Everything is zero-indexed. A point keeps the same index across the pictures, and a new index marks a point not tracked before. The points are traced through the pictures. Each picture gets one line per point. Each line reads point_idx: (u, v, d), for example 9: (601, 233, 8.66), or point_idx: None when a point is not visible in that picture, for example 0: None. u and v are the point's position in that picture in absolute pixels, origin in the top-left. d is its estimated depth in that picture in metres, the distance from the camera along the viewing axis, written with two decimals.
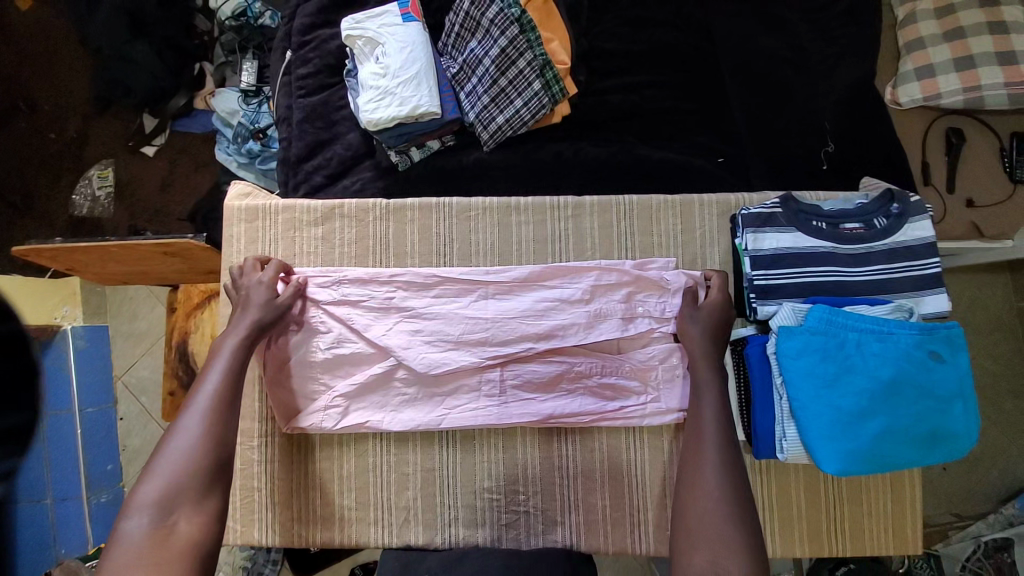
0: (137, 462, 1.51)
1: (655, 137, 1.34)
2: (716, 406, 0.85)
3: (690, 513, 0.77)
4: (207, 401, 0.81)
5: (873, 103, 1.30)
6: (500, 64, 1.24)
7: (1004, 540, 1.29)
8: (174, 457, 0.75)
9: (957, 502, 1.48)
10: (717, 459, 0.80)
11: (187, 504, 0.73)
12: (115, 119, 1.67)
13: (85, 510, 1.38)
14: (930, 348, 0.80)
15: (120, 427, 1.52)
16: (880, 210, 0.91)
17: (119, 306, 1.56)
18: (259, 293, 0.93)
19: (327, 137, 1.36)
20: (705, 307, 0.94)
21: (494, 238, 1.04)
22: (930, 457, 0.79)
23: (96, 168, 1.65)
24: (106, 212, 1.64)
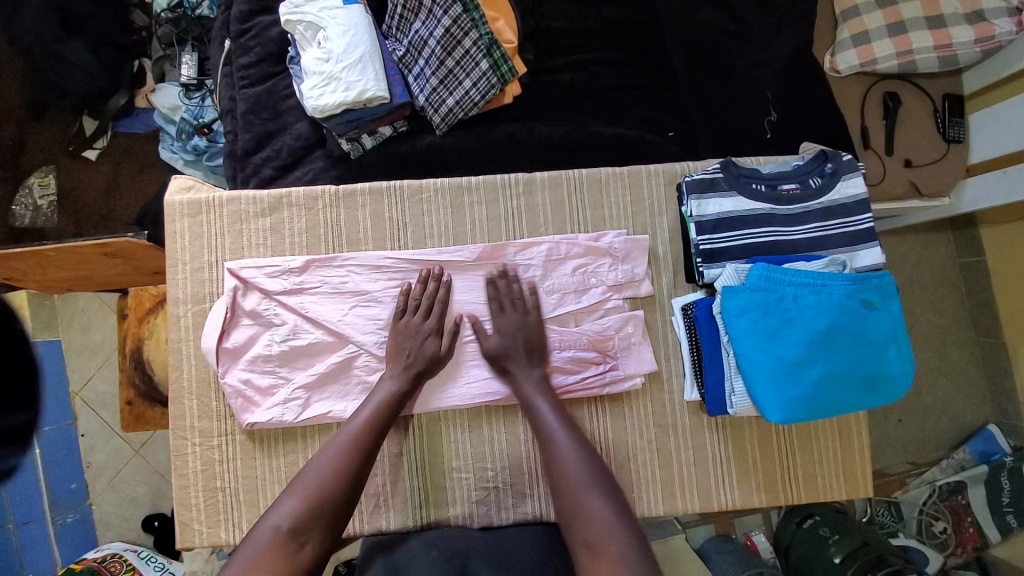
0: (102, 479, 1.46)
1: (607, 114, 1.35)
2: (535, 386, 0.92)
3: (582, 518, 0.74)
4: (353, 431, 0.84)
5: (813, 71, 1.35)
6: (446, 44, 1.23)
7: (959, 483, 1.41)
8: (316, 476, 0.78)
9: (912, 451, 1.57)
10: (585, 464, 0.80)
11: (319, 525, 0.75)
12: (52, 123, 1.58)
13: (49, 532, 1.39)
14: (863, 296, 0.82)
15: (82, 444, 1.47)
16: (815, 170, 0.95)
17: (70, 320, 1.49)
18: (420, 324, 0.95)
19: (275, 128, 1.34)
20: (509, 327, 0.96)
21: (446, 219, 1.03)
22: (869, 399, 0.82)
23: (36, 176, 1.58)
24: (50, 221, 1.57)
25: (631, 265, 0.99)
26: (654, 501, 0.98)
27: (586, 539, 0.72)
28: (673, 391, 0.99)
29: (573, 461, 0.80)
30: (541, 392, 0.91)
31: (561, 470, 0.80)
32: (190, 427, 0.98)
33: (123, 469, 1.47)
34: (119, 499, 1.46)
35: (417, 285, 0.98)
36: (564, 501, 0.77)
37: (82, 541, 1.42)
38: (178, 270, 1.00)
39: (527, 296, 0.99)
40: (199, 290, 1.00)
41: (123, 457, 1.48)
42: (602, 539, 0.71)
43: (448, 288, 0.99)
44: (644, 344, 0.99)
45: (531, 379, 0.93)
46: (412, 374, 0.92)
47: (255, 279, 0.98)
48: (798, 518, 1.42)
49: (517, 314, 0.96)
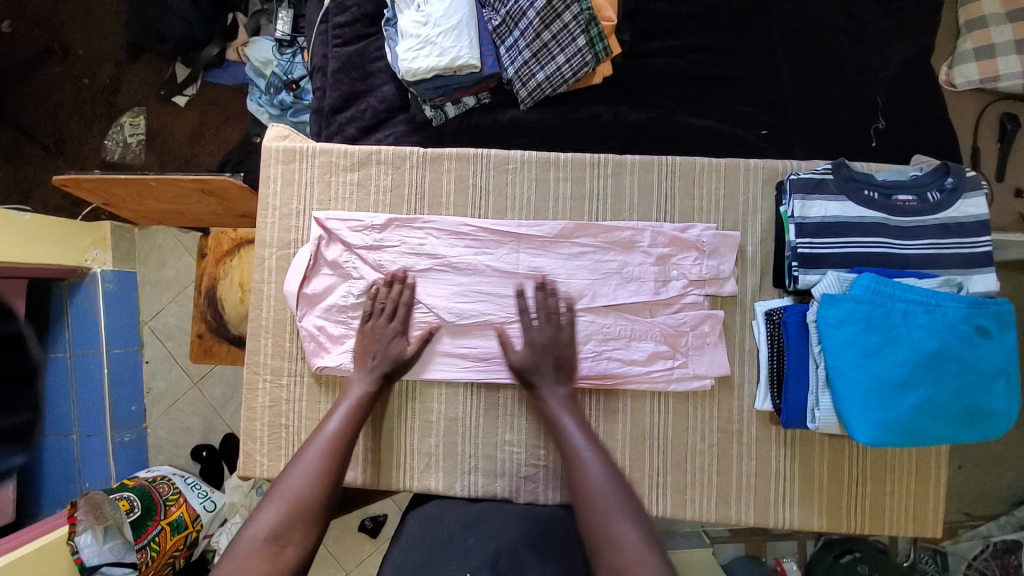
0: (161, 405, 1.57)
1: (698, 105, 1.31)
2: (561, 401, 0.87)
3: (611, 545, 0.68)
4: (329, 438, 0.82)
5: (928, 81, 1.26)
6: (545, 16, 1.20)
7: (1015, 543, 1.30)
8: (296, 483, 0.75)
9: (971, 502, 1.47)
10: (609, 486, 0.74)
11: (301, 529, 0.72)
12: (148, 66, 1.67)
13: (109, 448, 1.44)
14: (978, 322, 0.76)
15: (145, 370, 1.58)
16: (934, 184, 0.88)
17: (147, 254, 1.59)
18: (384, 326, 0.95)
19: (362, 88, 1.36)
20: (540, 340, 0.91)
21: (530, 193, 1.01)
22: (969, 433, 0.76)
23: (128, 115, 1.66)
24: (137, 159, 1.66)
25: (718, 261, 0.96)
26: (707, 505, 0.96)
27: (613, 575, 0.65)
28: (743, 397, 0.96)
29: (599, 486, 0.74)
30: (571, 413, 0.85)
31: (586, 492, 0.74)
32: (263, 363, 1.02)
33: (179, 399, 1.56)
34: (173, 427, 1.56)
35: (383, 288, 0.97)
36: (591, 521, 0.71)
37: (135, 460, 1.51)
38: (267, 214, 1.04)
39: (562, 312, 0.94)
40: (285, 235, 1.03)
41: (181, 388, 1.57)
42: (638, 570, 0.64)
43: (413, 292, 0.98)
44: (721, 345, 0.95)
45: (558, 399, 0.87)
46: (379, 375, 0.92)
47: (340, 232, 1.00)
48: (835, 552, 1.34)
49: (550, 328, 0.92)
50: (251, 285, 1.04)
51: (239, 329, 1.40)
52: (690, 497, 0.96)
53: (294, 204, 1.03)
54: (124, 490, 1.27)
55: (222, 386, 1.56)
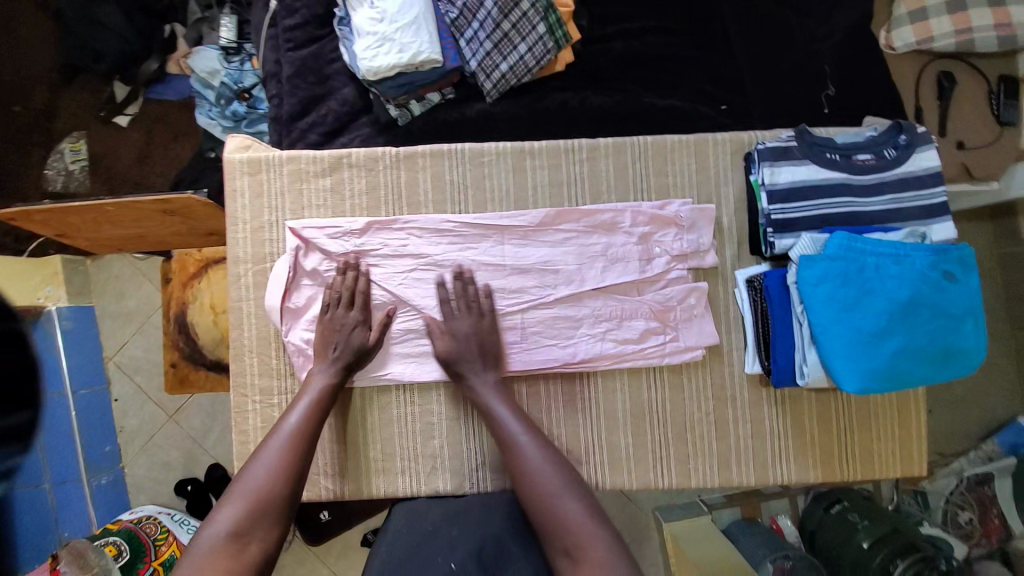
0: (136, 443, 1.49)
1: (659, 86, 1.33)
2: (490, 383, 0.93)
3: (555, 523, 0.77)
4: (289, 434, 0.85)
5: (871, 45, 1.32)
6: (504, 6, 1.20)
7: (986, 474, 1.42)
8: (255, 483, 0.79)
9: (942, 442, 1.58)
10: (550, 468, 0.82)
11: (263, 526, 0.76)
12: (84, 88, 1.57)
13: (86, 492, 1.37)
14: (944, 268, 0.80)
15: (115, 408, 1.49)
16: (889, 141, 0.93)
17: (104, 286, 1.50)
18: (344, 315, 0.94)
19: (321, 92, 1.33)
20: (462, 331, 0.94)
21: (508, 183, 1.01)
22: (944, 371, 0.81)
23: (67, 141, 1.56)
24: (82, 187, 1.56)
25: (697, 235, 0.98)
26: (709, 471, 0.99)
27: (563, 546, 0.75)
28: (733, 363, 0.99)
29: (541, 467, 0.82)
30: (502, 399, 0.91)
31: (529, 476, 0.82)
32: (250, 385, 0.99)
33: (157, 434, 1.49)
34: (154, 464, 1.48)
35: (337, 277, 0.96)
36: (534, 499, 0.80)
37: (115, 503, 1.44)
38: (237, 228, 0.99)
39: (483, 300, 0.97)
40: (259, 250, 1.00)
41: (157, 423, 1.49)
42: (579, 546, 0.74)
43: (368, 280, 0.97)
44: (708, 316, 0.98)
45: (487, 386, 0.92)
46: (340, 366, 0.92)
47: (317, 240, 0.97)
48: (825, 505, 1.43)
49: (469, 318, 0.94)
50: (228, 305, 1.00)
51: (215, 354, 1.34)
52: (694, 465, 0.99)
53: (265, 217, 1.00)
54: (108, 536, 1.24)
55: (202, 415, 1.50)
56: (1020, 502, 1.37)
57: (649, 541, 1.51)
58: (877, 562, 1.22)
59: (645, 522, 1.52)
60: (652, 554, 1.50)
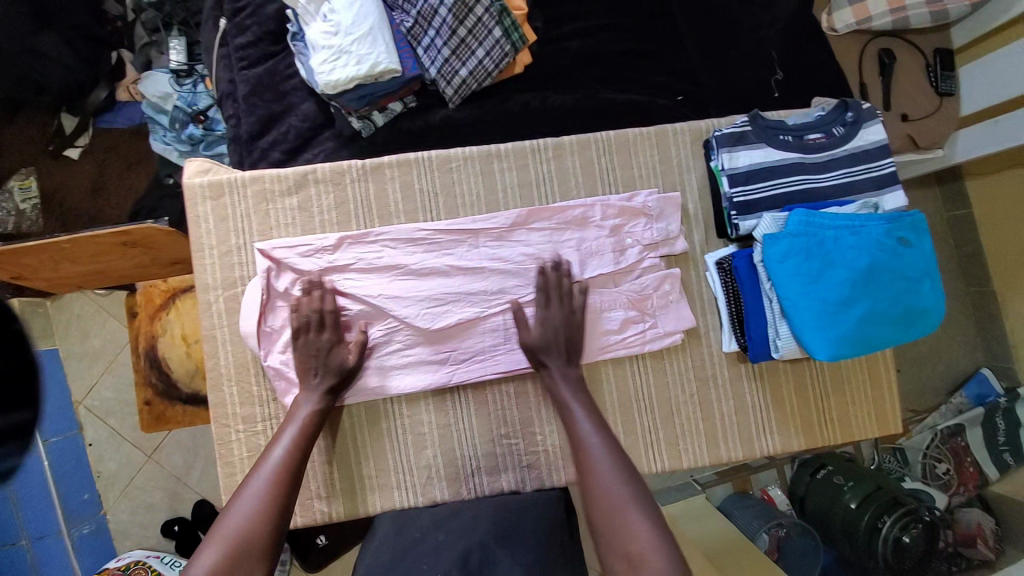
0: (116, 487, 1.43)
1: (617, 81, 1.36)
2: (570, 381, 0.89)
3: (617, 533, 0.71)
4: (274, 466, 0.80)
5: (810, 29, 1.39)
6: (458, 12, 1.20)
7: (957, 426, 1.50)
8: (237, 521, 0.73)
9: (912, 399, 1.66)
10: (614, 470, 0.76)
11: (242, 572, 0.70)
12: (27, 123, 1.49)
13: (66, 544, 1.32)
14: (898, 234, 0.84)
15: (91, 453, 1.44)
16: (837, 120, 0.98)
17: (66, 327, 1.44)
18: (317, 339, 0.91)
19: (280, 109, 1.32)
20: (553, 319, 0.93)
21: (477, 187, 1.01)
22: (908, 332, 0.85)
23: (16, 179, 1.49)
24: (35, 225, 1.51)
25: (665, 223, 1.01)
26: (699, 451, 1.01)
27: (624, 553, 0.69)
28: (711, 344, 1.02)
29: (608, 473, 0.76)
30: (575, 394, 0.88)
31: (596, 483, 0.75)
32: (231, 414, 0.97)
33: (137, 475, 1.44)
34: (137, 506, 1.44)
35: (301, 298, 0.93)
36: (600, 506, 0.74)
37: (101, 552, 1.38)
38: (204, 254, 0.98)
39: (575, 294, 0.96)
40: (228, 275, 0.98)
41: (136, 463, 1.44)
42: (642, 556, 0.68)
43: (331, 296, 0.95)
44: (683, 301, 1.00)
45: (570, 380, 0.90)
46: (324, 392, 0.90)
47: (289, 260, 0.96)
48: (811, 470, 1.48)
49: (564, 309, 0.93)
50: (201, 334, 0.98)
51: (190, 386, 1.31)
52: (684, 446, 1.01)
53: (233, 240, 0.98)
54: None
55: (185, 451, 1.46)
56: (991, 449, 1.46)
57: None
58: (866, 520, 1.29)
59: None
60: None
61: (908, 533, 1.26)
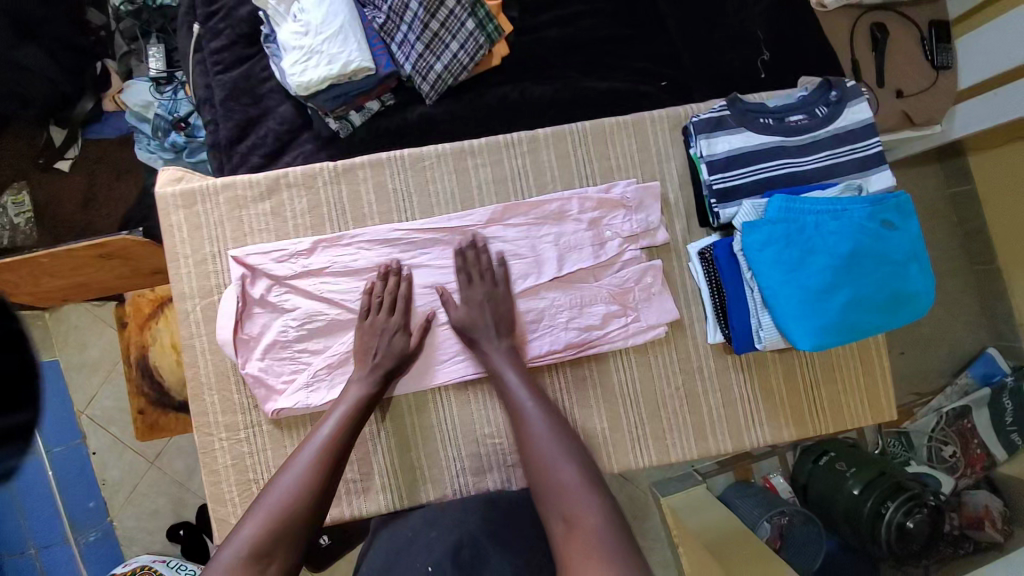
0: (120, 495, 1.44)
1: (598, 69, 1.33)
2: (504, 353, 0.92)
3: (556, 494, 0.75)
4: (320, 445, 0.82)
5: (796, 8, 1.35)
6: (429, 6, 1.18)
7: (964, 407, 1.47)
8: (280, 496, 0.76)
9: (916, 381, 1.62)
10: (550, 434, 0.81)
11: (286, 547, 0.73)
12: (19, 137, 1.51)
13: (74, 553, 1.35)
14: (882, 217, 0.81)
15: (95, 461, 1.44)
16: (820, 100, 0.94)
17: (65, 338, 1.45)
18: (386, 320, 0.94)
19: (257, 113, 1.30)
20: (477, 297, 0.94)
21: (452, 185, 1.00)
22: (896, 318, 0.81)
23: (8, 193, 1.50)
24: (29, 239, 1.51)
25: (646, 214, 0.98)
26: (686, 444, 0.99)
27: (560, 510, 0.74)
28: (696, 335, 1.00)
29: (542, 435, 0.81)
30: (513, 366, 0.90)
31: (531, 445, 0.81)
32: (214, 423, 0.97)
33: (140, 483, 1.45)
34: (142, 513, 1.44)
35: (258, 291, 0.95)
36: (539, 469, 0.78)
37: (108, 558, 1.40)
38: (179, 263, 0.97)
39: (496, 269, 0.97)
40: (205, 283, 0.97)
41: (139, 471, 1.45)
42: (577, 515, 0.73)
43: (289, 297, 0.95)
44: (665, 293, 0.98)
45: (499, 352, 0.92)
46: (382, 373, 0.91)
47: (263, 266, 0.95)
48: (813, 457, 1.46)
49: (485, 285, 0.95)
50: (181, 343, 0.98)
51: (181, 394, 1.32)
52: (672, 439, 1.00)
53: (207, 248, 0.97)
54: None
55: (185, 457, 1.46)
56: (997, 429, 1.44)
57: (649, 519, 1.52)
58: (870, 505, 1.26)
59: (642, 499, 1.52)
60: (654, 534, 1.50)
61: (912, 518, 1.23)
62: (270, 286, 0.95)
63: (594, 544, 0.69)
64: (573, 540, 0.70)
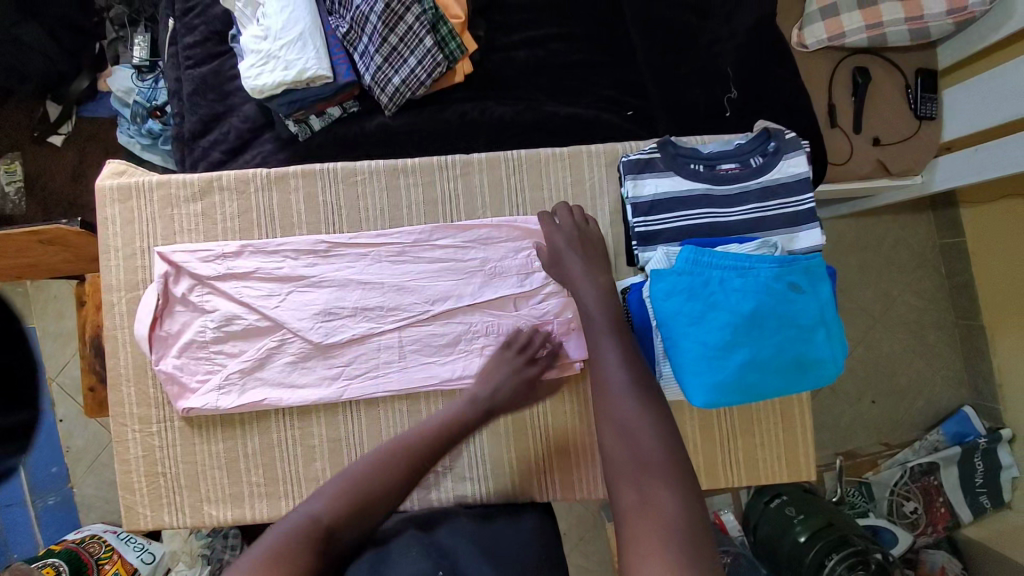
0: (81, 464, 1.45)
1: (565, 93, 1.31)
2: (592, 290, 0.85)
3: (621, 468, 0.67)
4: (422, 433, 0.75)
5: (775, 44, 1.29)
6: (387, 20, 1.18)
7: (930, 464, 1.43)
8: (377, 468, 0.69)
9: (886, 432, 1.56)
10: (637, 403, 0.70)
11: (360, 524, 0.65)
12: (18, 109, 1.51)
13: (30, 514, 1.42)
14: (790, 279, 0.80)
15: (60, 429, 1.45)
16: (757, 149, 0.92)
17: (43, 306, 1.45)
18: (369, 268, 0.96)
19: (222, 110, 1.31)
20: (563, 228, 0.93)
21: (382, 202, 1.00)
22: (798, 383, 0.80)
23: (1, 162, 1.51)
24: (18, 209, 1.51)
25: None
26: (592, 484, 0.99)
27: (636, 484, 0.65)
28: None
29: (626, 396, 0.71)
30: (598, 305, 0.83)
31: (608, 400, 0.72)
32: (128, 414, 0.98)
33: (101, 455, 1.44)
34: (100, 483, 1.44)
35: (179, 289, 0.96)
36: (618, 432, 0.69)
37: (63, 523, 1.42)
38: (111, 257, 0.99)
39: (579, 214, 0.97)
40: (132, 277, 0.99)
41: (102, 442, 1.45)
42: (653, 496, 0.63)
43: (210, 297, 0.97)
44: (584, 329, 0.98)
45: (588, 284, 0.86)
46: None
47: (188, 265, 0.96)
48: (766, 498, 1.39)
49: (573, 220, 0.94)
50: (105, 333, 1.00)
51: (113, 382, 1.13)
52: (577, 477, 0.99)
53: (138, 245, 0.99)
54: (49, 557, 1.22)
55: None
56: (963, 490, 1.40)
57: (597, 542, 1.40)
58: (813, 556, 1.21)
59: (592, 528, 1.40)
60: (598, 557, 1.39)
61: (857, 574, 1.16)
62: (190, 287, 0.97)
63: (665, 531, 0.60)
64: (641, 527, 0.60)
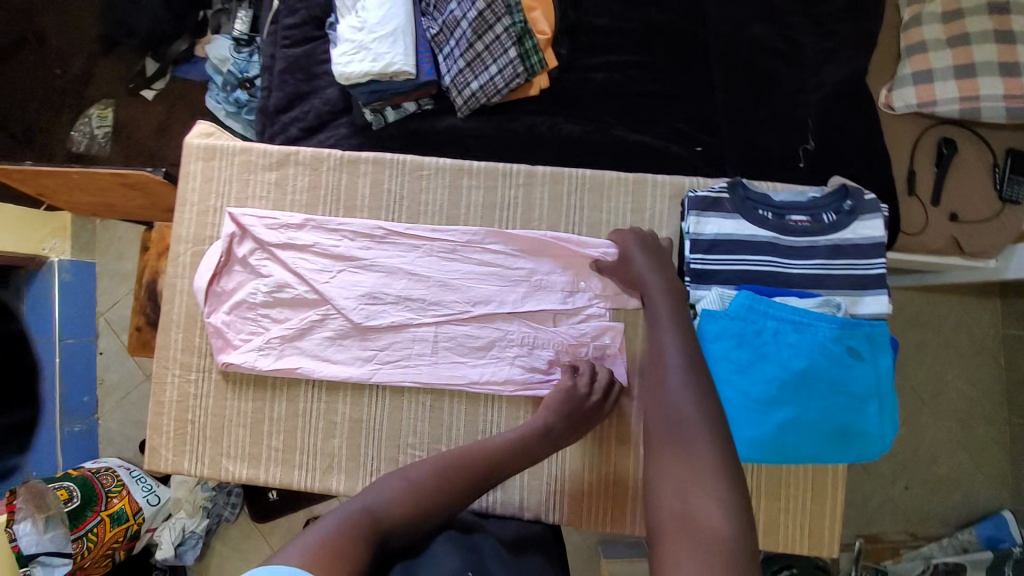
0: (113, 398, 1.53)
1: (636, 120, 1.31)
2: (661, 285, 0.83)
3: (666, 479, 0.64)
4: (473, 450, 0.79)
5: (861, 102, 1.25)
6: (477, 27, 1.23)
7: (956, 565, 1.30)
8: (429, 474, 0.73)
9: (915, 521, 1.46)
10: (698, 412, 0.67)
11: (406, 527, 0.68)
12: (119, 60, 1.63)
13: (57, 438, 1.40)
14: (849, 343, 0.77)
15: (100, 361, 1.54)
16: (831, 205, 0.90)
17: (108, 245, 1.55)
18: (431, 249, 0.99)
19: (306, 89, 1.37)
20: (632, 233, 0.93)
21: (442, 199, 1.03)
22: (840, 452, 0.77)
23: (96, 107, 1.62)
24: (103, 151, 1.61)
25: None
26: (601, 514, 0.97)
27: (681, 494, 0.63)
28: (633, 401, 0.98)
29: (686, 403, 0.68)
30: (665, 300, 0.80)
31: (664, 403, 0.69)
32: (172, 358, 1.03)
33: (132, 392, 1.53)
34: (127, 419, 1.52)
35: (242, 250, 1.01)
36: (669, 432, 0.67)
37: (83, 451, 1.46)
38: (185, 210, 1.05)
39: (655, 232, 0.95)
40: (200, 231, 1.05)
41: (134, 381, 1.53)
42: (699, 513, 0.60)
43: (268, 261, 1.01)
44: (620, 357, 0.98)
45: (654, 281, 0.84)
46: None
47: (253, 228, 1.01)
48: (775, 567, 1.32)
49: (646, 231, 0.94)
50: (165, 279, 1.05)
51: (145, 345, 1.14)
52: (587, 504, 0.97)
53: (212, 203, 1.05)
54: (65, 480, 1.24)
55: None
56: None
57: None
58: None
59: (586, 562, 1.36)
60: None
61: None
62: (252, 250, 1.01)
63: (709, 547, 0.57)
64: (681, 541, 0.59)
